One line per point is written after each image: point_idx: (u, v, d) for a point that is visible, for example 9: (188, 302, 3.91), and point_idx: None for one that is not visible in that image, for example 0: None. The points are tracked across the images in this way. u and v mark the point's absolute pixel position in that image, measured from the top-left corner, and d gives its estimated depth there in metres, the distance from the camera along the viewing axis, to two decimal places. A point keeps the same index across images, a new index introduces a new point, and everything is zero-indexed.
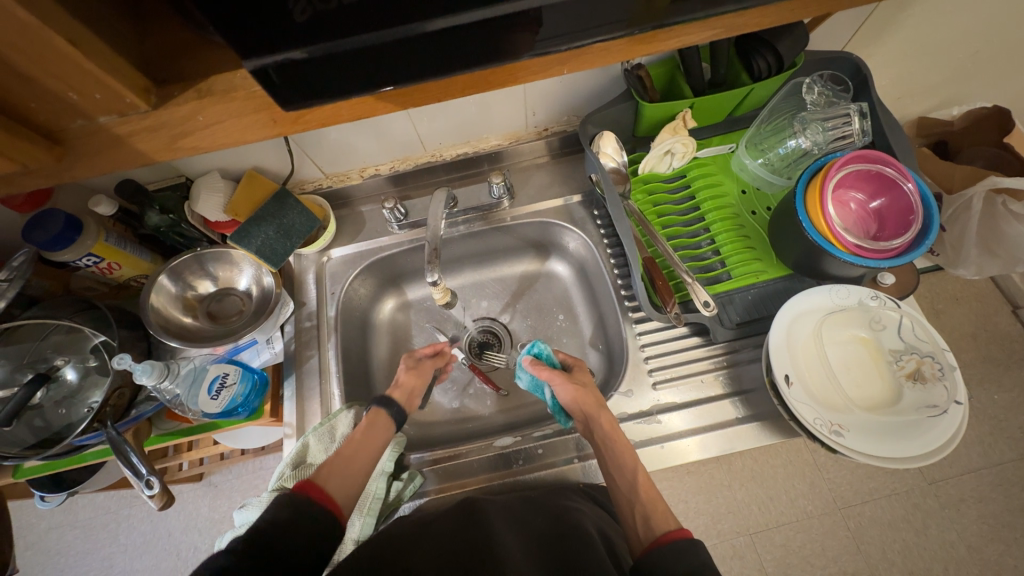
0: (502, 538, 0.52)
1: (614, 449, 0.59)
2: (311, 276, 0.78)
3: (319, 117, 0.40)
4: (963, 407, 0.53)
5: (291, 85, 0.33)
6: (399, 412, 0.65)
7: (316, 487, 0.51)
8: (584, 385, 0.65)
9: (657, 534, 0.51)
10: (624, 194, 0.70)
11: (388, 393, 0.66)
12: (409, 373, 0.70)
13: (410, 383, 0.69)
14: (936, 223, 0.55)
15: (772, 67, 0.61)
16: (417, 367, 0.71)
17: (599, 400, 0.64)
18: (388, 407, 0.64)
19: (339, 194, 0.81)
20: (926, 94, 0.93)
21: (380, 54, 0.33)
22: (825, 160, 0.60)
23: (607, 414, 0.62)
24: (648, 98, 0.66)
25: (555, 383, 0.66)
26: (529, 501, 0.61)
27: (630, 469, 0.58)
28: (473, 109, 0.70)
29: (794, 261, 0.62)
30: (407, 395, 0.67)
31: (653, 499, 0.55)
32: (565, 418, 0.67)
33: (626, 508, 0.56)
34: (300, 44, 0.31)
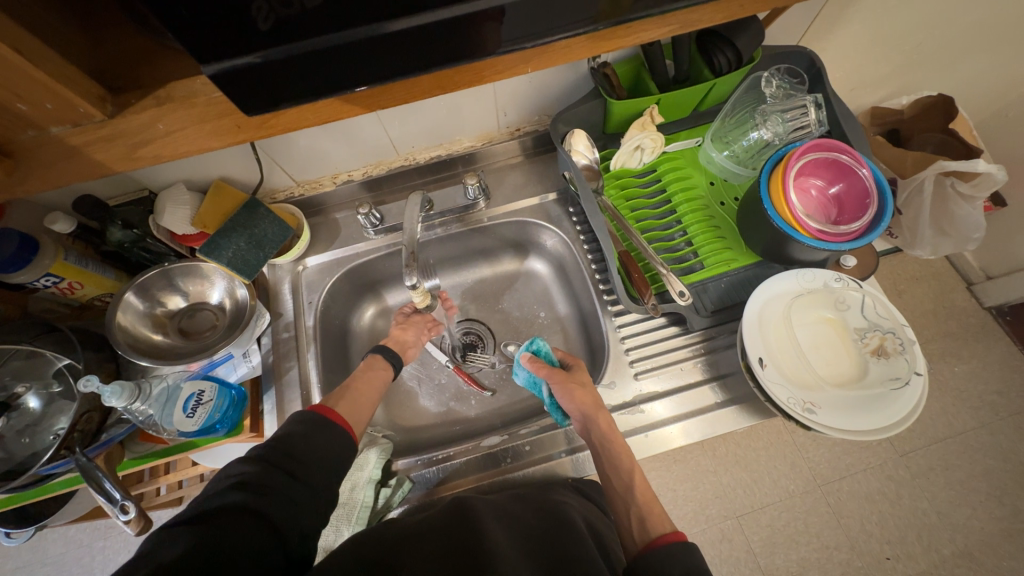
0: (489, 531, 0.53)
1: (606, 446, 0.60)
2: (287, 286, 0.76)
3: (289, 121, 0.40)
4: (923, 377, 0.56)
5: (259, 87, 0.33)
6: (396, 357, 0.70)
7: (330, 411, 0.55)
8: (584, 385, 0.66)
9: (651, 537, 0.52)
10: (598, 190, 0.71)
11: (383, 342, 0.73)
12: (402, 328, 0.76)
13: (403, 336, 0.75)
14: (890, 205, 0.58)
15: (732, 62, 0.64)
16: (409, 323, 0.77)
17: (598, 400, 0.65)
18: (385, 351, 0.69)
19: (312, 202, 0.80)
20: (877, 84, 0.98)
21: (349, 55, 0.33)
22: (785, 150, 0.62)
23: (605, 414, 0.63)
24: (616, 95, 0.67)
25: (553, 382, 0.66)
26: (519, 498, 0.62)
27: (627, 468, 0.59)
28: (445, 110, 0.70)
29: (762, 248, 0.65)
30: (400, 347, 0.73)
31: (648, 500, 0.56)
32: (563, 417, 0.67)
33: (622, 511, 0.56)
34: (266, 48, 0.30)
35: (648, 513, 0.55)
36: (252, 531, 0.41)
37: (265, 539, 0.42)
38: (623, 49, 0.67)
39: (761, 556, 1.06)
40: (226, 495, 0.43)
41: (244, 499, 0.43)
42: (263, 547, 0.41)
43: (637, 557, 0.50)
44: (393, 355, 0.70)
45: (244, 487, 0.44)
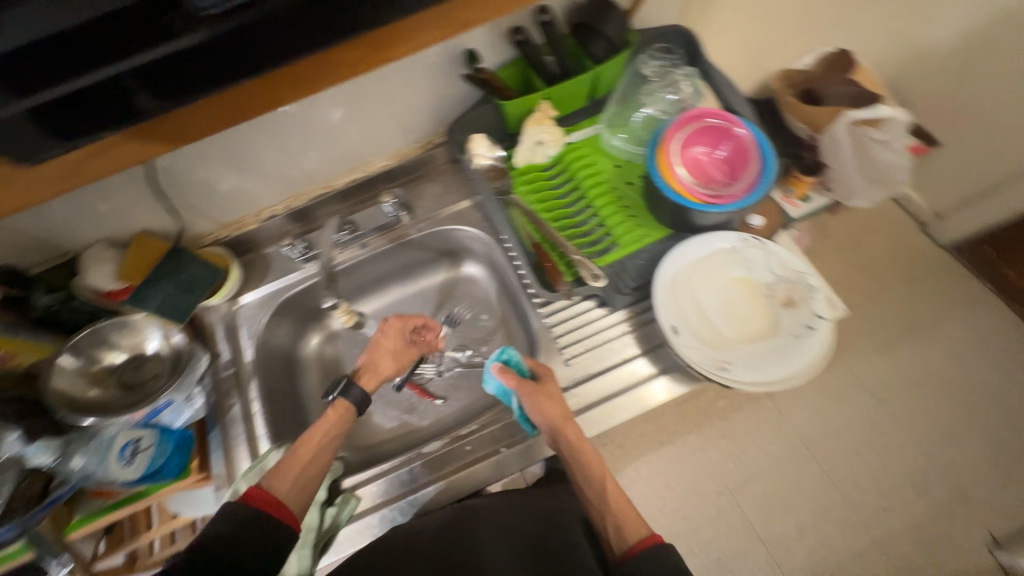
0: (488, 545, 0.59)
1: (579, 457, 0.63)
2: (222, 328, 0.77)
3: (160, 132, 0.45)
4: (826, 321, 0.59)
5: (123, 96, 0.40)
6: (361, 396, 0.69)
7: (265, 498, 0.57)
8: (552, 396, 0.65)
9: (630, 542, 0.57)
10: (502, 190, 0.74)
11: (355, 375, 0.72)
12: (391, 357, 0.74)
13: (385, 365, 0.74)
14: (767, 158, 0.62)
15: (608, 49, 0.68)
16: (400, 352, 0.75)
17: (565, 412, 0.65)
18: (347, 392, 0.68)
19: (240, 242, 0.81)
20: (777, 48, 1.01)
21: (260, 33, 0.39)
22: (660, 129, 0.65)
23: (573, 425, 0.64)
24: (505, 96, 0.70)
25: (524, 395, 0.65)
26: (516, 504, 0.67)
27: (598, 477, 0.63)
28: (349, 134, 0.73)
29: (670, 219, 0.67)
30: (375, 379, 0.72)
31: (623, 508, 0.61)
32: (531, 427, 0.67)
33: (600, 521, 0.61)
34: (121, 61, 0.37)
35: (623, 519, 0.60)
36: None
37: None
38: (503, 53, 0.69)
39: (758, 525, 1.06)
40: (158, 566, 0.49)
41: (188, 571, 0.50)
42: None
43: (622, 564, 0.55)
44: (358, 393, 0.69)
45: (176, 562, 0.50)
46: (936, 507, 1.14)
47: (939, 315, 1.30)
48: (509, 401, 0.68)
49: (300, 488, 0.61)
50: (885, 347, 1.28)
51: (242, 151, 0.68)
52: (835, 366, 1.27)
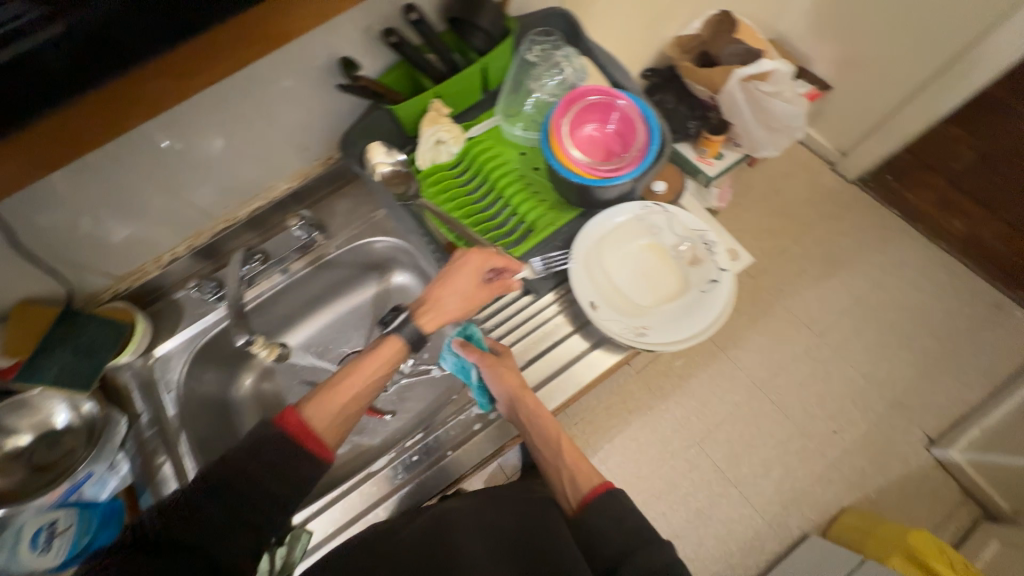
0: (464, 547, 0.55)
1: (537, 424, 0.65)
2: (137, 387, 0.72)
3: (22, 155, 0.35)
4: (728, 272, 0.63)
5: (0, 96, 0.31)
6: (416, 334, 0.64)
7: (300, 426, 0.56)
8: (509, 367, 0.67)
9: (584, 492, 0.61)
10: (405, 195, 0.73)
11: (416, 313, 0.64)
12: (461, 296, 0.65)
13: (454, 304, 0.64)
14: (655, 124, 0.64)
15: (488, 40, 0.67)
16: (471, 293, 0.65)
17: (523, 380, 0.67)
18: (402, 329, 0.63)
19: (144, 292, 0.76)
20: (665, 18, 1.04)
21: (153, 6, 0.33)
22: (550, 112, 0.65)
23: (531, 393, 0.67)
24: (394, 100, 0.69)
25: (484, 366, 0.67)
26: (490, 500, 0.65)
27: (553, 439, 0.65)
28: (240, 161, 0.69)
29: (578, 199, 0.68)
30: (439, 317, 0.65)
31: (578, 463, 0.65)
32: (488, 400, 0.69)
33: (556, 479, 0.65)
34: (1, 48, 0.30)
35: (577, 474, 0.64)
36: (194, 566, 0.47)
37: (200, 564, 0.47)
38: (384, 58, 0.67)
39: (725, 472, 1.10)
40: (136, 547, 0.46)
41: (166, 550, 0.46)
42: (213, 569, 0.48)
43: (577, 515, 0.60)
44: (412, 327, 0.64)
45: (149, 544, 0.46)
46: (879, 421, 1.24)
47: (857, 245, 1.40)
48: (469, 375, 0.70)
49: (329, 426, 0.59)
50: (814, 283, 1.36)
51: (119, 195, 0.63)
52: (774, 309, 1.35)
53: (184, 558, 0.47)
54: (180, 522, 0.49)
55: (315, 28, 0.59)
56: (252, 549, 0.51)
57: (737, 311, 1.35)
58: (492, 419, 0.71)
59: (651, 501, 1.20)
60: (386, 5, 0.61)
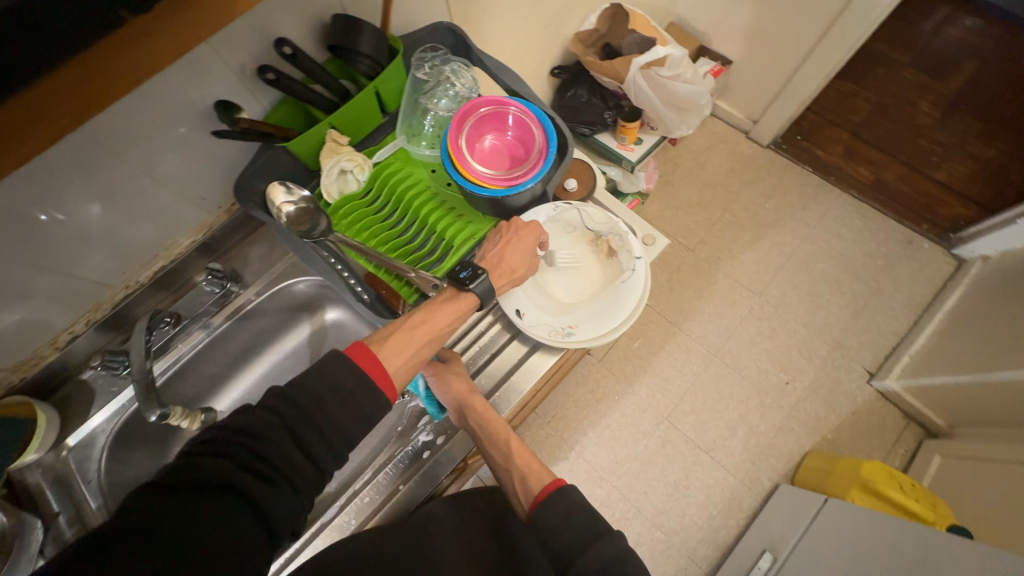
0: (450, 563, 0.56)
1: (488, 428, 0.66)
2: (50, 484, 0.67)
3: None
4: (641, 260, 0.64)
5: None
6: (486, 289, 0.59)
7: (374, 366, 0.50)
8: (456, 374, 0.68)
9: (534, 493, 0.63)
10: (312, 231, 0.68)
11: (480, 264, 0.60)
12: (517, 256, 0.62)
13: (511, 264, 0.62)
14: (549, 124, 0.65)
15: (375, 65, 0.65)
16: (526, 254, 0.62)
17: (471, 386, 0.68)
18: (474, 280, 0.58)
19: (46, 377, 0.69)
20: (561, 17, 1.06)
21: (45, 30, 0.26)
22: (446, 133, 0.64)
23: (479, 397, 0.67)
24: (287, 137, 0.65)
25: (431, 375, 0.69)
26: (461, 518, 0.65)
27: (504, 442, 0.66)
28: (131, 222, 0.64)
29: (492, 210, 0.68)
30: (502, 276, 0.61)
31: (528, 462, 0.67)
32: (438, 409, 0.70)
33: (508, 478, 0.67)
34: None
35: (528, 474, 0.66)
36: (199, 544, 0.35)
37: (221, 537, 0.36)
38: (269, 96, 0.65)
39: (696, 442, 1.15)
40: (152, 502, 0.36)
41: (175, 514, 0.36)
42: (225, 551, 0.36)
43: (528, 516, 0.61)
44: (484, 284, 0.59)
45: (170, 500, 0.36)
46: (824, 365, 1.32)
47: (780, 204, 1.48)
48: (418, 386, 0.71)
49: (401, 367, 0.54)
50: (747, 246, 1.43)
51: None
52: (715, 277, 1.41)
53: (234, 507, 0.38)
54: (234, 461, 0.40)
55: (182, 75, 0.55)
56: (302, 511, 0.42)
57: (683, 285, 1.40)
58: (440, 443, 0.71)
59: (632, 483, 1.23)
60: (255, 42, 0.58)
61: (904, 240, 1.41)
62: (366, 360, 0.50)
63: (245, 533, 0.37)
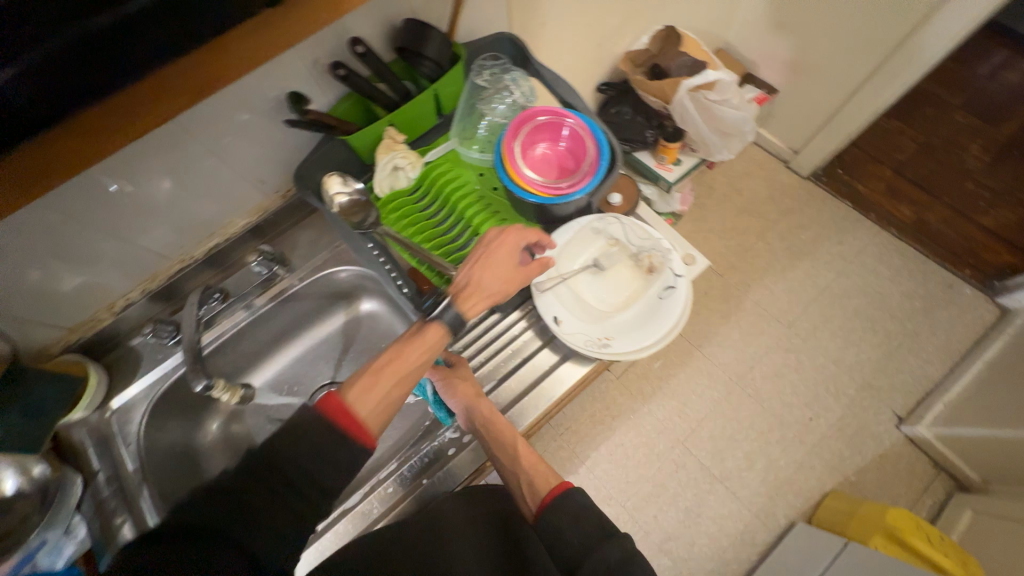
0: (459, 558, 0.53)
1: (496, 431, 0.67)
2: (92, 442, 0.69)
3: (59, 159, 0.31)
4: (683, 278, 0.65)
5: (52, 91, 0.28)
6: (457, 316, 0.57)
7: (345, 413, 0.47)
8: (466, 378, 0.70)
9: (541, 494, 0.64)
10: (362, 222, 0.71)
11: (451, 295, 0.58)
12: (494, 275, 0.59)
13: (489, 284, 0.59)
14: (604, 139, 0.66)
15: (437, 67, 0.67)
16: (506, 271, 0.60)
17: (479, 391, 0.70)
18: (441, 312, 0.57)
19: (100, 340, 0.73)
20: (614, 35, 1.08)
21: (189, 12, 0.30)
22: (500, 139, 0.66)
23: (487, 402, 0.69)
24: (345, 130, 0.68)
25: (438, 380, 0.71)
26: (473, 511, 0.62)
27: (511, 446, 0.66)
28: (193, 198, 0.67)
29: (535, 218, 0.70)
30: (477, 296, 0.59)
31: (533, 464, 0.67)
32: (446, 413, 0.72)
33: (514, 481, 0.67)
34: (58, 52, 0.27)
35: (534, 475, 0.66)
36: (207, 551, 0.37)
37: (229, 546, 0.38)
38: (335, 90, 0.68)
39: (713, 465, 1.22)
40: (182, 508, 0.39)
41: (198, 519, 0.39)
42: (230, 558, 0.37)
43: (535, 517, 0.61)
44: (454, 312, 0.57)
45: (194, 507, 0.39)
46: (851, 404, 1.28)
47: (817, 236, 1.45)
48: (427, 390, 0.74)
49: (377, 411, 0.51)
50: (779, 276, 1.41)
51: (65, 244, 0.60)
52: (743, 304, 1.39)
53: (246, 519, 0.39)
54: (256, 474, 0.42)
55: (263, 67, 0.58)
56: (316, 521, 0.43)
57: (710, 308, 1.39)
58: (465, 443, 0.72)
59: (642, 505, 1.20)
60: (330, 40, 0.61)
61: (944, 283, 1.37)
62: (336, 408, 0.47)
63: (252, 542, 0.39)
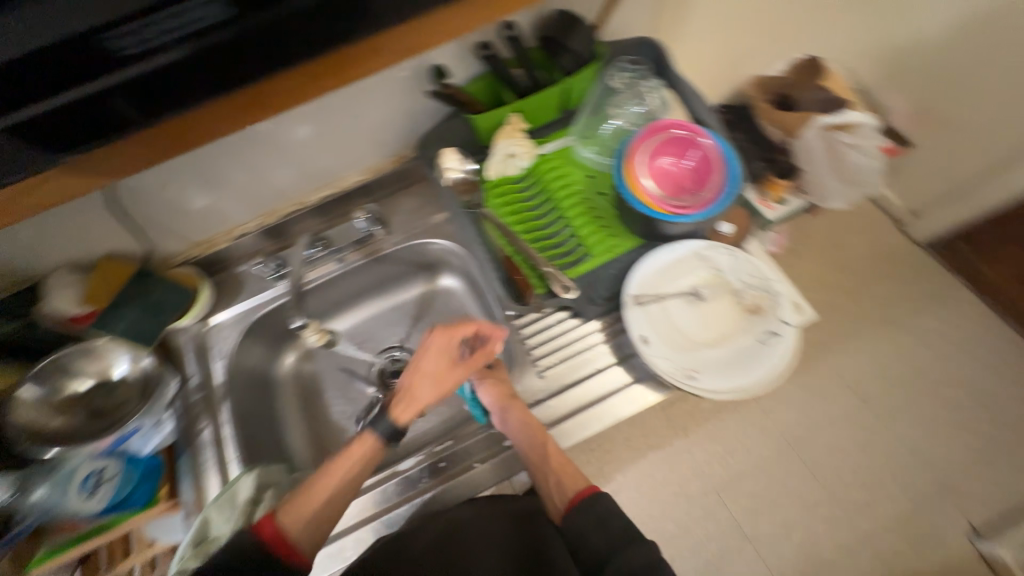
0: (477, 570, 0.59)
1: (525, 435, 0.65)
2: (191, 348, 0.76)
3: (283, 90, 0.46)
4: (792, 327, 0.62)
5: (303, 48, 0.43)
6: (393, 425, 0.63)
7: (278, 539, 0.55)
8: (501, 381, 0.69)
9: (568, 494, 0.65)
10: (472, 203, 0.74)
11: (387, 408, 0.64)
12: (433, 384, 0.66)
13: (425, 394, 0.65)
14: (732, 170, 0.63)
15: (576, 61, 0.68)
16: (441, 378, 0.66)
17: (512, 393, 0.69)
18: (376, 425, 0.63)
19: (213, 261, 0.80)
20: (748, 57, 1.03)
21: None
22: (627, 144, 0.65)
23: (519, 405, 0.67)
24: (474, 110, 0.70)
25: (475, 379, 0.70)
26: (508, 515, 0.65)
27: (541, 449, 0.64)
28: (320, 146, 0.71)
29: (641, 231, 0.68)
30: (412, 406, 0.65)
31: (563, 465, 0.65)
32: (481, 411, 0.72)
33: (541, 480, 0.65)
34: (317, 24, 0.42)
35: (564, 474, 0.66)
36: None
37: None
38: (472, 68, 0.69)
39: (748, 526, 1.03)
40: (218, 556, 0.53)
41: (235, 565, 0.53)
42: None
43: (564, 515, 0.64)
44: (390, 424, 0.63)
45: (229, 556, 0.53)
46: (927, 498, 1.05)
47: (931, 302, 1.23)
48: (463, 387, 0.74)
49: (308, 524, 0.58)
50: (870, 332, 1.19)
51: (205, 168, 0.66)
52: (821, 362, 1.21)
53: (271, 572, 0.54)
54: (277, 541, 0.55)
55: None
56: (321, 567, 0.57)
57: None
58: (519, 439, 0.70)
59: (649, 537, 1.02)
60: None
61: None
62: (267, 537, 0.55)
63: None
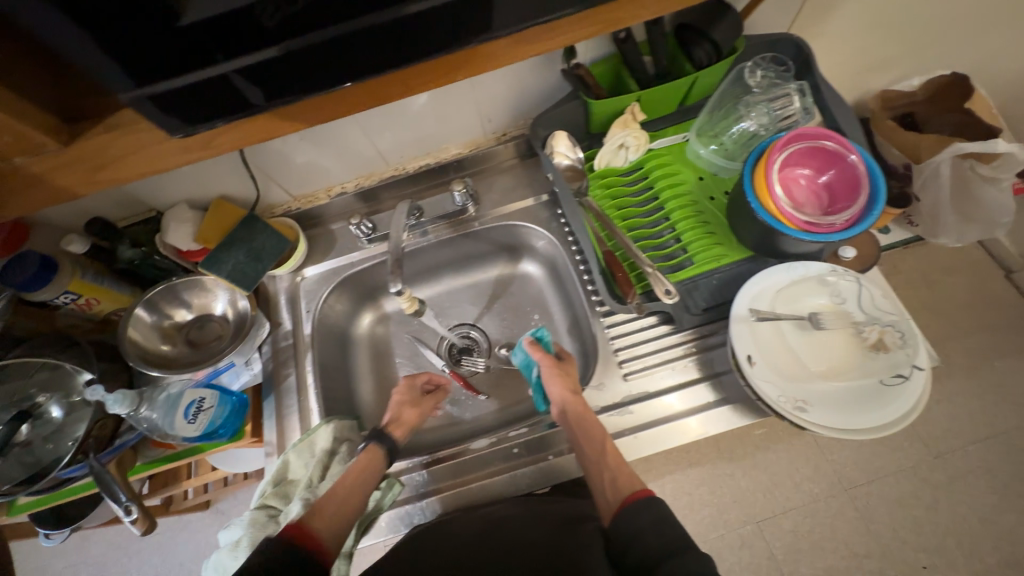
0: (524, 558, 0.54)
1: (584, 427, 0.62)
2: (285, 296, 0.79)
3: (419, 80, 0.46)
4: (923, 372, 0.56)
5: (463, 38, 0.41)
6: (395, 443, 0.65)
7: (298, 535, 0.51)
8: (569, 374, 0.67)
9: (623, 493, 0.56)
10: (579, 191, 0.71)
11: (384, 426, 0.66)
12: (411, 409, 0.70)
13: (410, 419, 0.69)
14: (881, 191, 0.57)
15: (712, 54, 0.63)
16: (419, 403, 0.71)
17: (576, 389, 0.67)
18: (382, 438, 0.64)
19: (310, 216, 0.83)
20: (882, 70, 0.94)
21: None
22: (768, 142, 0.61)
23: (580, 400, 0.65)
24: (594, 94, 0.66)
25: (544, 367, 0.68)
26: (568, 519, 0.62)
27: (599, 441, 0.60)
28: (431, 116, 0.71)
29: (755, 243, 0.63)
30: (405, 428, 0.67)
31: (617, 462, 0.59)
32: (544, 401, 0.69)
33: (594, 475, 0.59)
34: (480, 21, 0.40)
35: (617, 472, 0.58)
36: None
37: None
38: (600, 49, 0.67)
39: (783, 565, 0.91)
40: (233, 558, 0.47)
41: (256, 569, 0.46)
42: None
43: (612, 519, 0.55)
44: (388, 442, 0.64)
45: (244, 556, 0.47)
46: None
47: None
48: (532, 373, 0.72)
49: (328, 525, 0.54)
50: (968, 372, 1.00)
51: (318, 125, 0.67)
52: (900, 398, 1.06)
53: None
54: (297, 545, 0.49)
55: None
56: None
57: None
58: None
59: None
60: None
61: None
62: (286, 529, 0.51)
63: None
